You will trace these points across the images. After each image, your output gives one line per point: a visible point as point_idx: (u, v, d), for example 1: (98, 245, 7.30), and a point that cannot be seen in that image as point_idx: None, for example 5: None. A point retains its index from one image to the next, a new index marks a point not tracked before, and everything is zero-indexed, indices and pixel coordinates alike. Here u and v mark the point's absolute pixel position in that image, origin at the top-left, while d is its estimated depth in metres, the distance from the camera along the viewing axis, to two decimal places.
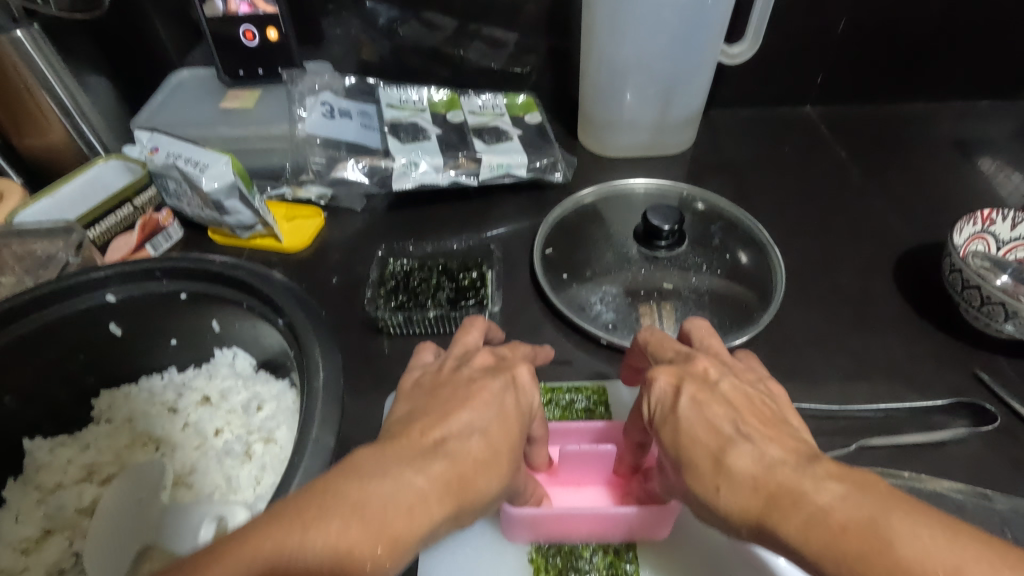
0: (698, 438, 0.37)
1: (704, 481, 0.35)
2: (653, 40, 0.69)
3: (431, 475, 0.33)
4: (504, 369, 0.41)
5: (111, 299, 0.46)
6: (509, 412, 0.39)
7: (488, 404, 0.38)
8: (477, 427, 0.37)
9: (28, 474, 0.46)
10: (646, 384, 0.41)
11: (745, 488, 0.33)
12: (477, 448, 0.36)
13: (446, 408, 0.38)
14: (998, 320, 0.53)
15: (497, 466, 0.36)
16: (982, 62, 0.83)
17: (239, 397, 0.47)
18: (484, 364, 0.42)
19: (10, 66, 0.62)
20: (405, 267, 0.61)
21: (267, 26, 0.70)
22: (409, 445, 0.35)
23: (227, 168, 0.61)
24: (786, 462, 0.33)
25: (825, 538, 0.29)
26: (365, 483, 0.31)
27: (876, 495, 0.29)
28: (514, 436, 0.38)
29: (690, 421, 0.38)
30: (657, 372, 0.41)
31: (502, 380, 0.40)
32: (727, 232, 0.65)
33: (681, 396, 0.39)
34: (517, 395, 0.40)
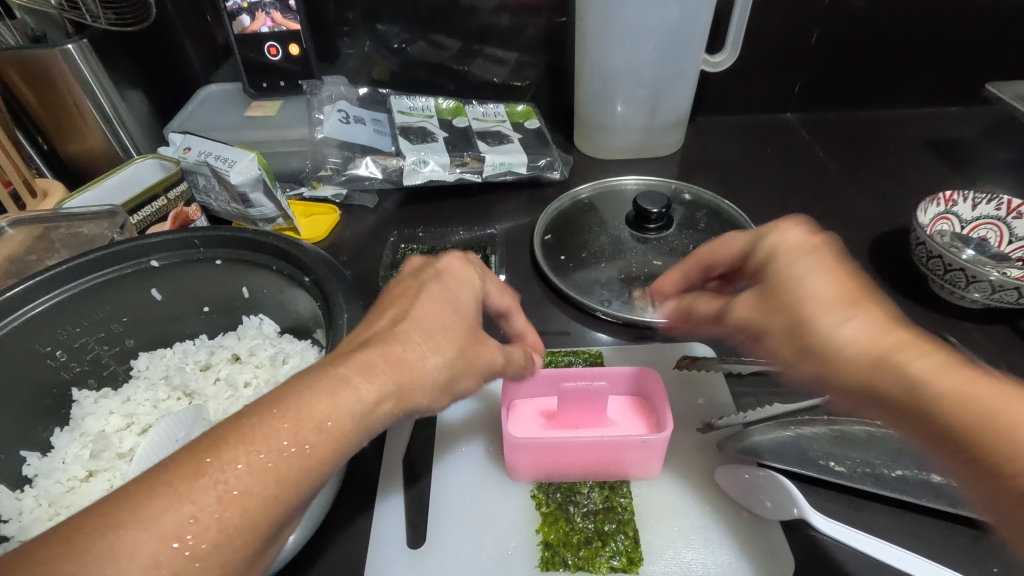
0: (818, 292, 0.36)
1: (820, 317, 0.36)
2: (641, 48, 0.75)
3: (355, 365, 0.32)
4: (432, 272, 0.40)
5: (156, 264, 0.49)
6: (438, 297, 0.38)
7: (410, 299, 0.37)
8: (403, 317, 0.36)
9: (75, 422, 0.49)
10: (777, 234, 0.40)
11: (862, 338, 0.34)
12: (408, 334, 0.35)
13: (386, 309, 0.37)
14: (962, 288, 0.57)
15: (433, 342, 0.35)
16: (949, 71, 0.90)
17: (266, 353, 0.52)
18: (448, 266, 0.41)
19: (60, 79, 0.69)
20: (415, 251, 0.67)
21: (290, 43, 0.78)
22: (339, 349, 0.34)
23: (253, 164, 0.67)
24: (891, 322, 0.35)
25: (956, 398, 0.31)
26: (287, 386, 0.31)
27: (969, 368, 0.32)
28: (463, 331, 0.37)
29: (827, 269, 0.37)
30: (793, 228, 0.40)
31: (432, 279, 0.39)
32: (713, 219, 0.71)
33: (812, 248, 0.39)
34: (446, 287, 0.39)
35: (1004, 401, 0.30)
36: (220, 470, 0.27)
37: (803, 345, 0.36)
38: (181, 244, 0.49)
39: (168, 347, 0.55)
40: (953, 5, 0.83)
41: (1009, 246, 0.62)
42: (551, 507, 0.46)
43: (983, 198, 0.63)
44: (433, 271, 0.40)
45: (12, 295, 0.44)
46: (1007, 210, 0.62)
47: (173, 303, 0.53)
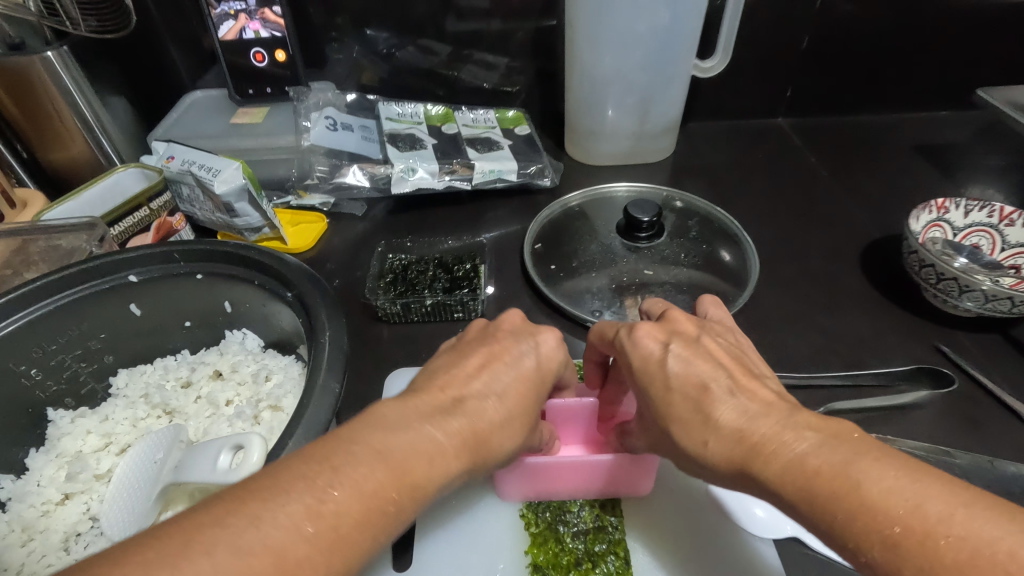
0: (675, 386, 0.38)
1: (691, 434, 0.36)
2: (631, 54, 0.75)
3: (449, 431, 0.33)
4: (527, 333, 0.40)
5: (135, 278, 0.48)
6: (529, 372, 0.38)
7: (507, 366, 0.37)
8: (494, 390, 0.36)
9: (51, 442, 0.47)
10: (632, 339, 0.41)
11: (730, 439, 0.35)
12: (494, 410, 0.35)
13: (465, 369, 0.37)
14: (955, 297, 0.57)
15: (515, 425, 0.36)
16: (941, 75, 0.89)
17: (249, 369, 0.50)
18: (511, 325, 0.41)
19: (40, 87, 0.67)
20: (402, 261, 0.65)
21: (276, 49, 0.76)
22: (428, 400, 0.34)
23: (238, 173, 0.65)
24: (767, 413, 0.35)
25: (803, 482, 0.31)
26: (387, 432, 0.31)
27: (851, 444, 0.31)
28: (535, 401, 0.37)
29: (678, 376, 0.38)
30: (646, 330, 0.41)
31: (525, 343, 0.39)
32: (705, 227, 0.70)
33: (666, 339, 0.40)
34: (541, 357, 0.39)
35: (862, 462, 0.30)
36: (318, 493, 0.27)
37: (676, 442, 0.37)
38: (161, 258, 0.48)
39: (149, 363, 0.53)
40: (944, 10, 0.83)
41: (1001, 253, 0.62)
42: (541, 527, 0.45)
43: (975, 205, 0.63)
44: (530, 333, 0.40)
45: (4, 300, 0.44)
46: (999, 218, 0.62)
47: (154, 318, 0.51)
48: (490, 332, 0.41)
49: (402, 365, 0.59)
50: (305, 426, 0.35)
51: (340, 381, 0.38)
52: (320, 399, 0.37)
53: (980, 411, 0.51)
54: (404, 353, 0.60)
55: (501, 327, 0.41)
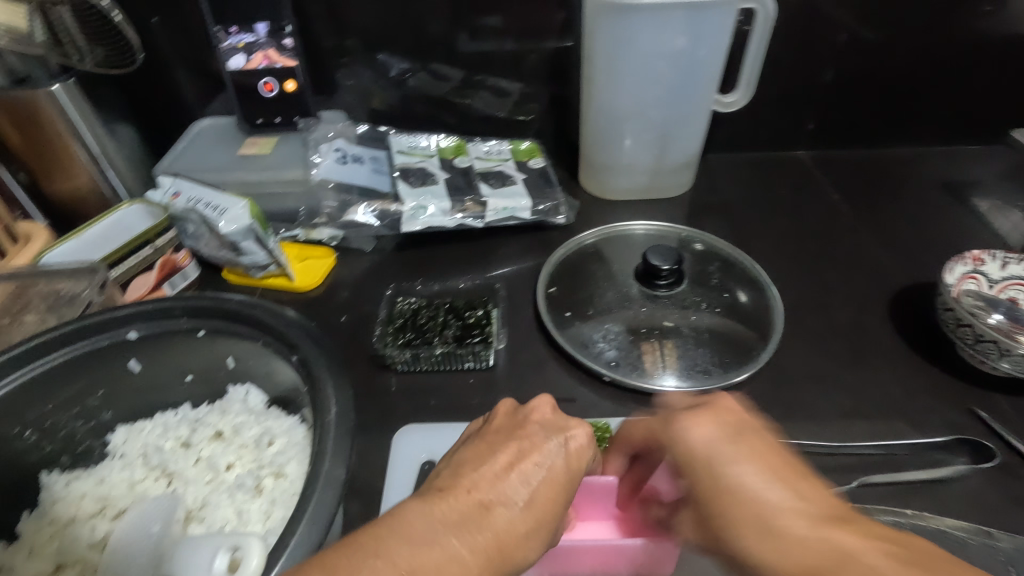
0: (725, 483, 0.36)
1: (753, 546, 0.34)
2: (651, 89, 0.73)
3: (474, 547, 0.31)
4: (558, 428, 0.39)
5: (134, 335, 0.48)
6: (559, 474, 0.37)
7: (536, 467, 0.36)
8: (522, 497, 0.35)
9: (44, 508, 0.48)
10: (688, 427, 0.39)
11: (800, 558, 0.32)
12: (519, 520, 0.34)
13: (494, 469, 0.36)
14: (993, 359, 0.54)
15: (541, 533, 0.35)
16: (973, 107, 0.86)
17: (251, 432, 0.50)
18: (542, 419, 0.41)
19: (46, 117, 0.66)
20: (412, 306, 0.63)
21: (285, 79, 0.75)
22: (455, 503, 0.33)
23: (244, 212, 0.63)
24: (842, 531, 0.32)
25: None
26: (414, 548, 0.30)
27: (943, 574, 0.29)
28: (561, 502, 0.36)
29: (736, 474, 0.36)
30: (701, 418, 0.39)
31: (555, 440, 0.38)
32: (726, 271, 0.67)
33: (718, 430, 0.38)
34: (570, 456, 0.38)
35: None
36: None
37: (738, 553, 0.34)
38: (162, 313, 0.48)
39: (150, 418, 0.53)
40: (977, 42, 0.79)
41: None
42: None
43: (1011, 257, 0.60)
44: (561, 428, 0.39)
45: (12, 354, 0.44)
46: None
47: (153, 373, 0.51)
48: (519, 425, 0.40)
49: (411, 418, 0.57)
50: (309, 521, 0.34)
51: (346, 467, 0.37)
52: (324, 489, 0.35)
53: (1019, 486, 0.50)
54: (413, 406, 0.58)
55: (529, 420, 0.41)
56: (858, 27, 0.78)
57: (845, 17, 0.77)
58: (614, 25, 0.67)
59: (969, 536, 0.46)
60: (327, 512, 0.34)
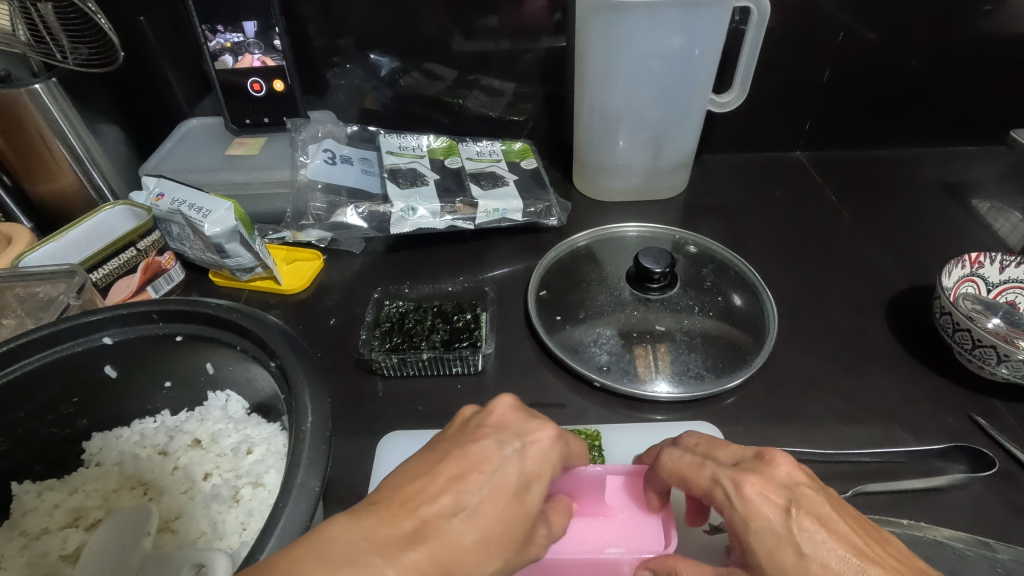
0: (782, 559, 0.33)
1: None
2: (643, 89, 0.71)
3: (405, 566, 0.29)
4: (514, 433, 0.37)
5: (109, 340, 0.47)
6: (509, 483, 0.34)
7: (483, 476, 0.34)
8: (465, 506, 0.32)
9: (14, 519, 0.48)
10: (733, 500, 0.36)
11: None
12: (462, 532, 0.31)
13: (436, 480, 0.33)
14: (992, 363, 0.53)
15: (490, 547, 0.32)
16: (973, 107, 0.85)
17: (229, 441, 0.51)
18: (500, 418, 0.38)
19: (27, 116, 0.63)
20: (400, 309, 0.62)
21: (274, 78, 0.73)
22: (388, 520, 0.31)
23: (229, 213, 0.62)
24: None
25: None
26: (330, 569, 0.28)
27: None
28: (518, 508, 0.33)
29: (780, 552, 0.34)
30: (747, 487, 0.36)
31: (509, 447, 0.35)
32: (719, 275, 0.66)
33: (779, 500, 0.35)
34: (526, 463, 0.35)
35: None
36: None
37: None
38: (138, 318, 0.47)
39: (127, 426, 0.53)
40: (979, 41, 0.78)
41: None
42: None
43: (1011, 260, 0.59)
44: (518, 432, 0.37)
45: None
46: None
47: (130, 379, 0.51)
48: (472, 429, 0.38)
49: (398, 424, 0.56)
50: (279, 536, 0.32)
51: (320, 479, 0.35)
52: (298, 502, 0.34)
53: (1019, 495, 0.48)
54: (399, 411, 0.57)
55: (485, 423, 0.38)
56: (857, 26, 0.77)
57: (844, 17, 0.76)
58: (603, 23, 0.66)
59: (966, 547, 0.45)
60: (297, 528, 0.33)
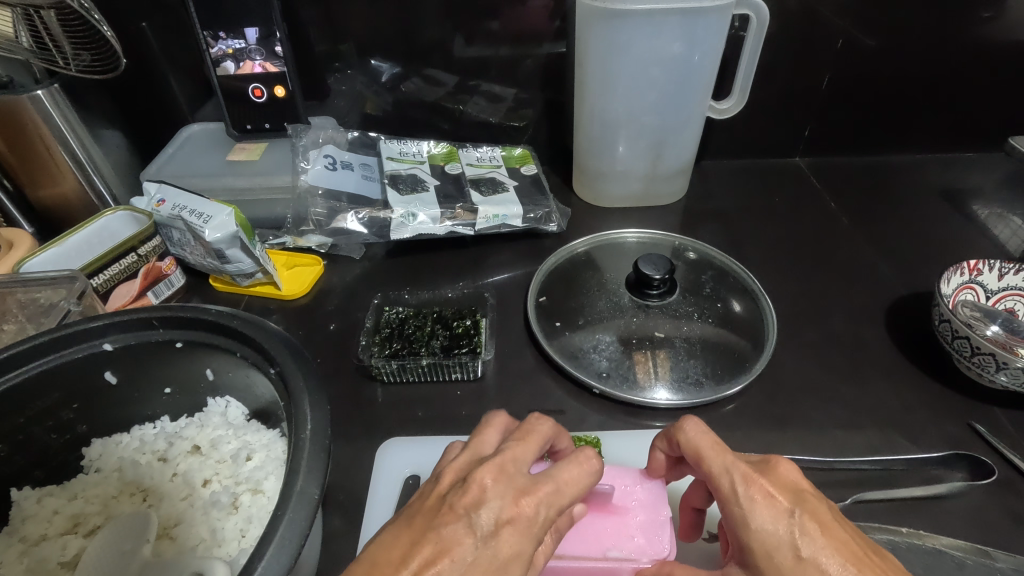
0: (780, 562, 0.33)
1: None
2: (643, 95, 0.72)
3: None
4: (492, 509, 0.35)
5: (110, 347, 0.47)
6: (483, 568, 0.33)
7: (456, 563, 0.32)
8: None
9: (14, 525, 0.48)
10: (739, 496, 0.36)
11: None
12: None
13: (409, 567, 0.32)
14: (990, 371, 0.53)
15: None
16: (972, 114, 0.85)
17: (229, 447, 0.51)
18: (480, 487, 0.36)
19: (29, 122, 0.64)
20: (400, 315, 0.62)
21: (275, 84, 0.74)
22: None
23: (230, 219, 0.62)
24: None
25: None
26: None
27: None
28: None
29: (780, 554, 0.34)
30: (754, 485, 0.36)
31: (484, 528, 0.34)
32: (719, 281, 0.66)
33: (785, 504, 0.35)
34: (501, 545, 0.34)
35: None
36: None
37: None
38: (139, 325, 0.47)
39: (127, 431, 0.53)
40: (977, 48, 0.78)
41: None
42: None
43: (1009, 267, 0.60)
44: (495, 509, 0.35)
45: None
46: None
47: (130, 385, 0.51)
48: (447, 503, 0.35)
49: (397, 430, 0.56)
50: (278, 545, 0.32)
51: (319, 487, 0.35)
52: (297, 509, 0.34)
53: (1018, 503, 0.48)
54: (399, 417, 0.57)
55: (463, 495, 0.36)
56: (856, 33, 0.77)
57: (843, 24, 0.76)
58: (604, 30, 0.66)
59: (965, 555, 0.45)
60: (296, 536, 0.33)
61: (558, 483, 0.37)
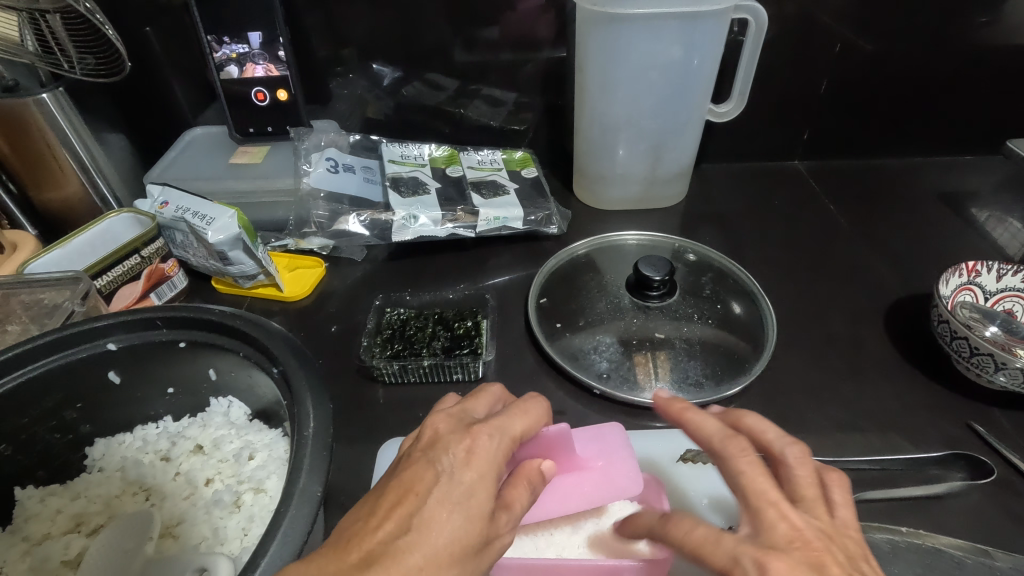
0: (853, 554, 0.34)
1: None
2: (642, 99, 0.72)
3: None
4: (446, 445, 0.36)
5: (113, 347, 0.47)
6: (449, 497, 0.33)
7: (420, 497, 0.33)
8: (408, 528, 0.32)
9: (17, 524, 0.48)
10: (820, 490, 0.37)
11: None
12: (410, 553, 0.30)
13: (376, 513, 0.33)
14: (989, 372, 0.53)
15: (444, 558, 0.31)
16: (971, 117, 0.86)
17: (231, 446, 0.51)
18: (435, 431, 0.37)
19: (34, 125, 0.64)
20: (401, 316, 0.62)
21: (278, 88, 0.74)
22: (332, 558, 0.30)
23: (232, 221, 0.63)
24: None
25: None
26: None
27: None
28: (470, 515, 0.33)
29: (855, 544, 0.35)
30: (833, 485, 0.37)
31: (442, 462, 0.35)
32: (718, 283, 0.67)
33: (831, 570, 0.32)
34: (461, 471, 0.34)
35: None
36: None
37: None
38: (142, 325, 0.47)
39: (129, 431, 0.54)
40: (973, 52, 0.79)
41: None
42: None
43: (1007, 269, 0.60)
44: (449, 443, 0.36)
45: None
46: None
47: (133, 385, 0.51)
48: (406, 458, 0.36)
49: (398, 431, 0.56)
50: (280, 541, 0.33)
51: (322, 484, 0.36)
52: (299, 506, 0.34)
53: (1018, 503, 0.49)
54: (400, 417, 0.57)
55: (419, 446, 0.37)
56: (854, 37, 0.78)
57: (840, 28, 0.77)
58: (605, 33, 0.67)
59: (963, 555, 0.45)
60: (300, 533, 0.33)
61: (507, 414, 0.39)
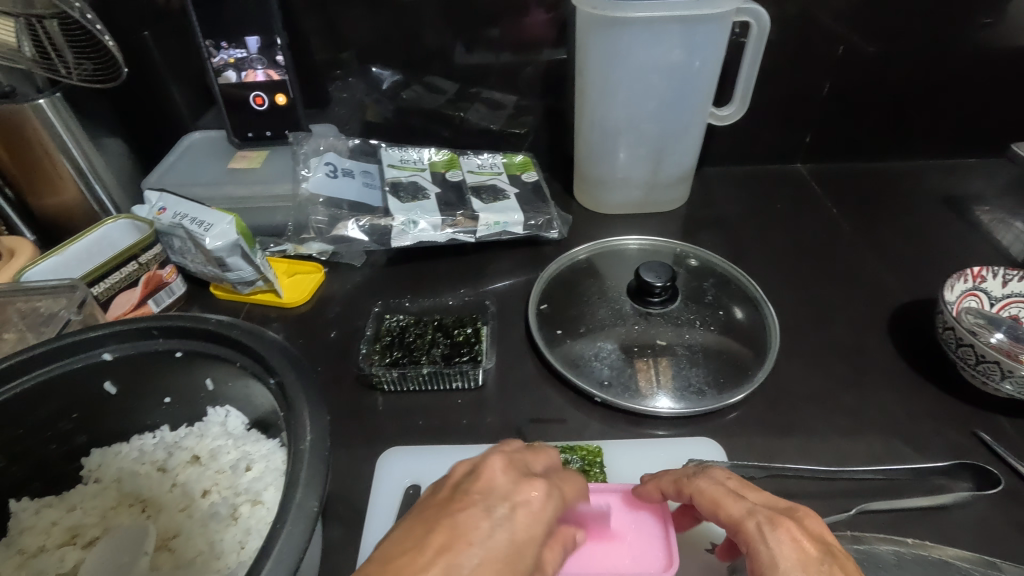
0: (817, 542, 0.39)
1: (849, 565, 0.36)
2: (642, 103, 0.72)
3: None
4: (502, 496, 0.35)
5: (109, 356, 0.47)
6: (499, 552, 0.32)
7: (472, 547, 0.32)
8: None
9: (11, 537, 0.48)
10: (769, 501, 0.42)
11: None
12: None
13: (425, 555, 0.31)
14: (995, 379, 0.53)
15: None
16: (976, 119, 0.85)
17: (228, 457, 0.51)
18: (496, 475, 0.36)
19: (31, 132, 0.64)
20: (401, 323, 0.62)
21: (276, 92, 0.74)
22: None
23: (231, 228, 0.62)
24: None
25: None
26: None
27: None
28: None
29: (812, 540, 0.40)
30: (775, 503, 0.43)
31: (497, 513, 0.34)
32: (721, 289, 0.66)
33: (815, 551, 0.36)
34: (515, 530, 0.34)
35: None
36: None
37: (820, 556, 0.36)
38: (138, 334, 0.47)
39: (126, 441, 0.53)
40: (979, 54, 0.78)
41: None
42: None
43: (1013, 275, 0.59)
44: (506, 495, 0.35)
45: None
46: None
47: (129, 394, 0.50)
48: (456, 498, 0.35)
49: (397, 440, 0.55)
50: (276, 559, 0.32)
51: (319, 498, 0.35)
52: (295, 523, 0.34)
53: None
54: (400, 425, 0.56)
55: (471, 490, 0.36)
56: (858, 40, 0.77)
57: (844, 30, 0.76)
58: (605, 37, 0.66)
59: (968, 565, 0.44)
60: (296, 550, 0.33)
61: (560, 479, 0.39)
